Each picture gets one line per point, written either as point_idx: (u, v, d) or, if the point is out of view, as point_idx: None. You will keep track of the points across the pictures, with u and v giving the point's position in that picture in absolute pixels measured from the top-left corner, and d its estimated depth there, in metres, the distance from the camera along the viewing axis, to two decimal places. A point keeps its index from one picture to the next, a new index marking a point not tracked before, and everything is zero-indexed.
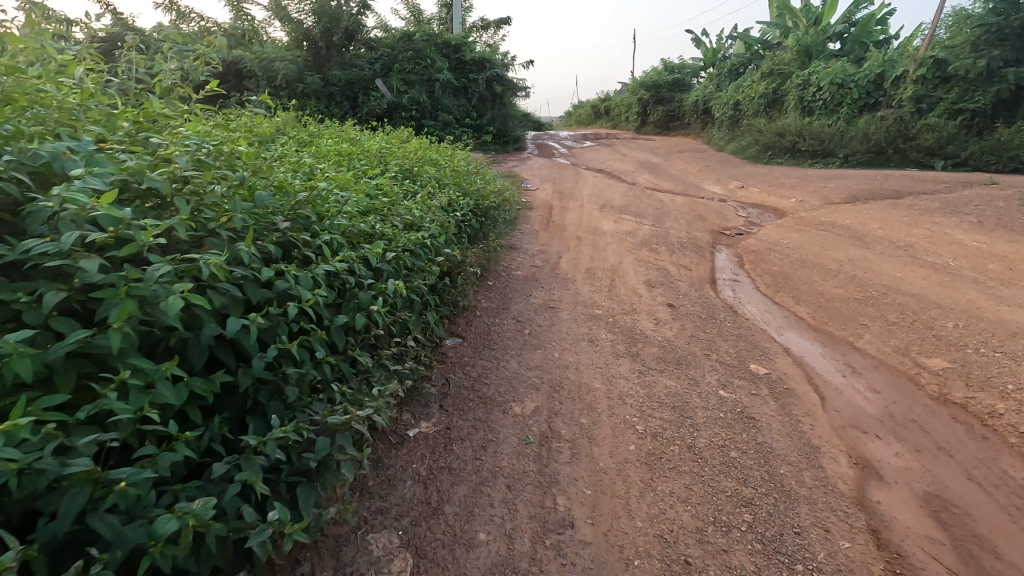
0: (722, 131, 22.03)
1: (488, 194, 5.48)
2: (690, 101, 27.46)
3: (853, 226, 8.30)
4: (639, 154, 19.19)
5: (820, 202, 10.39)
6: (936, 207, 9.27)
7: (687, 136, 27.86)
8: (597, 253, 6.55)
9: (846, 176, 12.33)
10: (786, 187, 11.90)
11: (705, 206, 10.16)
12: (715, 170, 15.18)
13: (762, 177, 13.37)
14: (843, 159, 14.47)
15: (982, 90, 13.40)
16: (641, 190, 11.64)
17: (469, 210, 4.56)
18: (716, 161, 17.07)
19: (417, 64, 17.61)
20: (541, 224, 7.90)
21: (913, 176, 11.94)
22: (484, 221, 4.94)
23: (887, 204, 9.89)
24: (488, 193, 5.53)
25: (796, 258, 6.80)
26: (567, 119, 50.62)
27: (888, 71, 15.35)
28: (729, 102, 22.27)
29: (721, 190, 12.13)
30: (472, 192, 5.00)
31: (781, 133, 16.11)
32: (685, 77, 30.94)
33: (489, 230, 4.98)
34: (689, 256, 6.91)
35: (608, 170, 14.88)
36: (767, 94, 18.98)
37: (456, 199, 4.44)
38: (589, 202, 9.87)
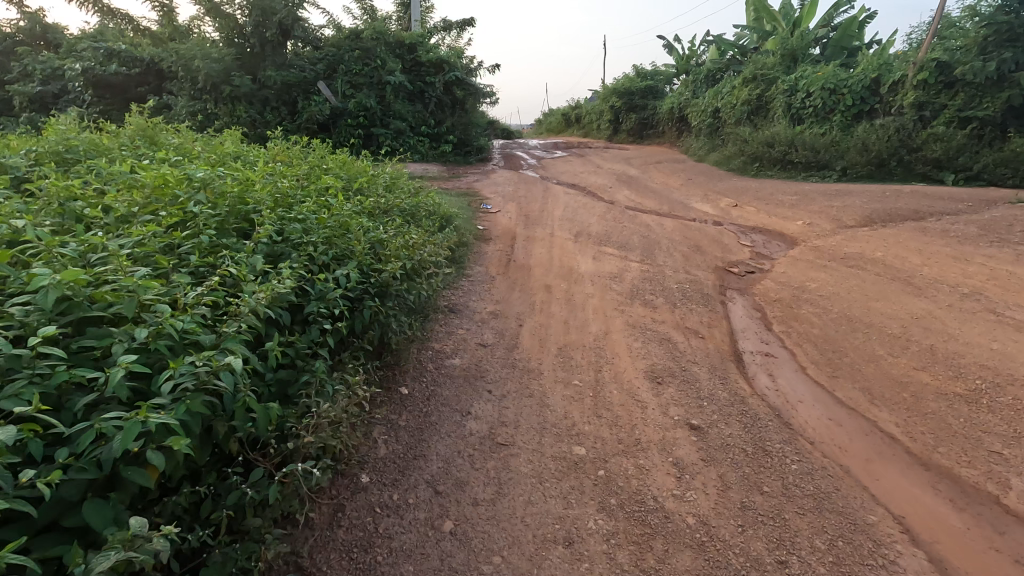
0: (701, 140, 20.66)
1: (406, 243, 3.62)
2: (665, 107, 26.08)
3: (887, 260, 6.70)
4: (615, 166, 17.57)
5: (832, 225, 8.83)
6: (974, 232, 7.77)
7: (663, 144, 26.52)
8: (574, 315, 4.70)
9: (850, 192, 10.84)
10: (786, 206, 10.36)
11: (699, 230, 8.51)
12: (701, 185, 13.65)
13: (754, 193, 11.88)
14: (840, 172, 13.10)
15: (991, 96, 12.10)
16: (621, 210, 9.95)
17: (342, 303, 2.78)
18: (700, 173, 15.58)
19: (366, 65, 15.62)
20: (499, 265, 6.04)
21: (927, 193, 10.55)
22: (384, 302, 3.11)
23: (912, 228, 8.38)
24: (413, 243, 3.68)
25: (837, 312, 5.09)
26: (537, 128, 49.25)
27: (884, 76, 14.03)
28: (708, 109, 20.88)
29: (712, 210, 10.52)
30: (364, 257, 3.14)
31: (769, 143, 14.69)
32: (659, 83, 29.65)
33: (395, 314, 3.16)
34: (696, 311, 5.13)
35: (582, 184, 13.21)
36: (750, 101, 17.59)
37: (314, 287, 2.68)
38: (560, 228, 8.08)
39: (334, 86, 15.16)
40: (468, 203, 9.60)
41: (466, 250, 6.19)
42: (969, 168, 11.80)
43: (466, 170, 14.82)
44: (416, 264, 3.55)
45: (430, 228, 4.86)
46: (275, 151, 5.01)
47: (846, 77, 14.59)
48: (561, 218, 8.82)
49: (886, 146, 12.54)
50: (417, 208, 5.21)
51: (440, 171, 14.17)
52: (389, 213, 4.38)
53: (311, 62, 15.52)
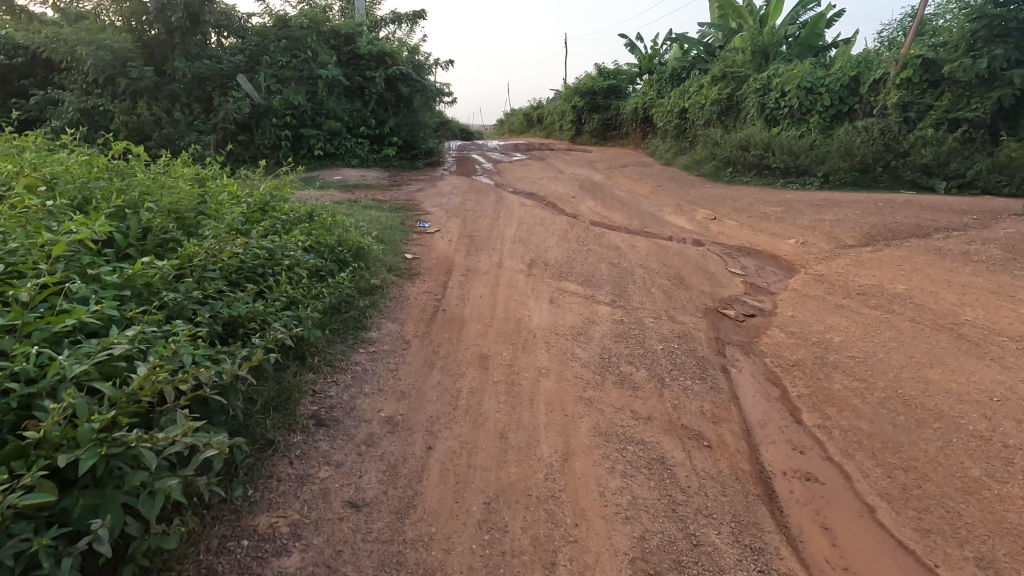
0: (668, 142, 19.50)
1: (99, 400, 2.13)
2: (629, 108, 24.93)
3: (913, 295, 5.39)
4: (579, 170, 16.15)
5: (830, 244, 7.56)
6: (998, 255, 6.57)
7: (627, 146, 25.36)
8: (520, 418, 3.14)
9: (840, 203, 9.67)
10: (771, 220, 9.09)
11: (678, 254, 7.09)
12: (672, 193, 12.35)
13: (732, 204, 10.63)
14: (822, 179, 12.01)
15: (980, 96, 11.17)
16: (586, 226, 8.47)
17: None
18: (669, 179, 14.32)
19: (294, 56, 13.67)
20: (420, 318, 4.42)
21: (922, 204, 9.47)
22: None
23: (923, 247, 7.16)
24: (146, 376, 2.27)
25: (884, 389, 3.68)
26: (499, 129, 47.79)
27: (863, 74, 13.02)
28: (675, 110, 19.74)
29: (689, 225, 9.15)
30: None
31: (744, 147, 13.52)
32: (623, 83, 28.52)
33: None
34: (692, 393, 3.64)
35: (542, 193, 11.71)
36: (720, 101, 16.43)
37: None
38: (510, 255, 6.51)
39: (256, 80, 13.18)
40: (401, 221, 7.94)
41: (376, 299, 4.57)
42: (961, 174, 10.79)
43: (411, 177, 13.13)
44: (102, 441, 2.02)
45: (287, 290, 3.40)
46: (59, 167, 3.53)
47: (823, 76, 13.54)
48: (513, 240, 7.27)
49: (871, 151, 11.45)
50: (280, 254, 3.72)
51: (381, 178, 12.46)
52: (186, 283, 2.92)
53: (231, 53, 13.53)
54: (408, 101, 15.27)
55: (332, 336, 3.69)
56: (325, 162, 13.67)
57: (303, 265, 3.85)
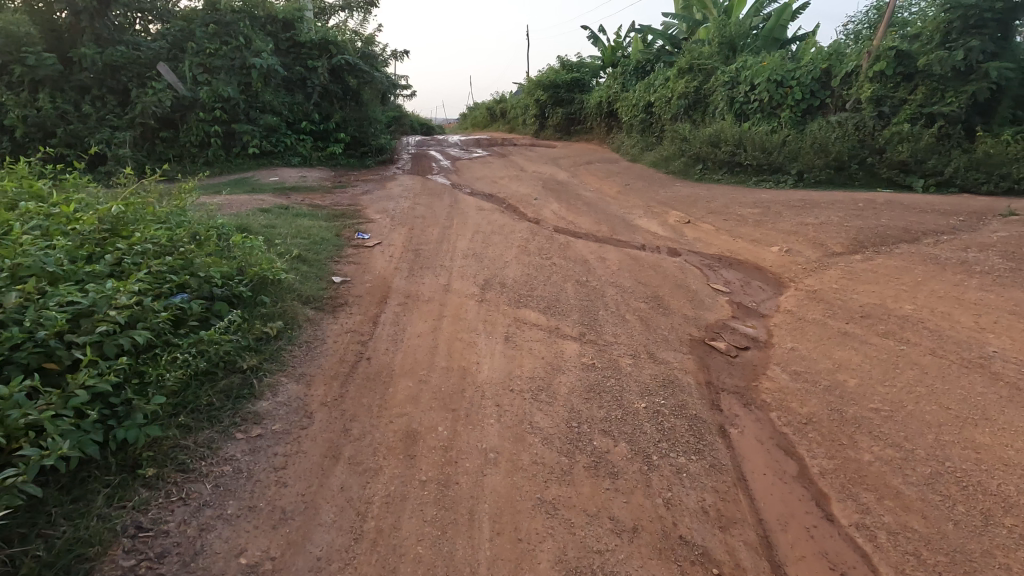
0: (634, 138, 18.84)
1: None
2: (594, 102, 24.19)
3: (924, 318, 4.69)
4: (542, 168, 15.28)
5: (816, 253, 6.89)
6: (999, 263, 6.00)
7: (592, 142, 24.65)
8: (453, 559, 2.25)
9: (819, 205, 9.09)
10: (748, 223, 8.41)
11: (653, 267, 6.26)
12: (641, 193, 11.60)
13: (706, 205, 9.95)
14: (796, 177, 11.43)
15: (954, 90, 10.78)
16: (550, 234, 7.59)
17: None
18: (637, 177, 13.59)
19: (225, 43, 12.20)
20: (335, 375, 3.43)
21: (904, 204, 8.97)
22: None
23: (917, 255, 6.55)
24: None
25: (926, 462, 2.90)
26: (462, 124, 46.62)
27: (835, 66, 12.52)
28: (640, 104, 19.09)
29: (663, 230, 8.37)
30: None
31: (714, 143, 12.88)
32: (586, 76, 27.79)
33: None
34: (689, 476, 2.76)
35: (503, 194, 10.78)
36: (688, 94, 15.79)
37: None
38: (461, 274, 5.55)
39: (180, 68, 11.75)
40: (336, 232, 6.87)
41: (276, 349, 3.57)
42: (939, 172, 10.35)
43: (360, 177, 11.99)
44: None
45: (93, 373, 2.47)
46: None
47: (793, 68, 12.99)
48: (466, 254, 6.30)
49: (846, 148, 10.92)
50: (103, 310, 2.77)
51: (325, 179, 11.29)
52: None
53: (152, 38, 12.05)
54: (356, 94, 14.07)
55: (184, 416, 2.82)
56: (264, 161, 12.38)
57: (141, 319, 2.93)
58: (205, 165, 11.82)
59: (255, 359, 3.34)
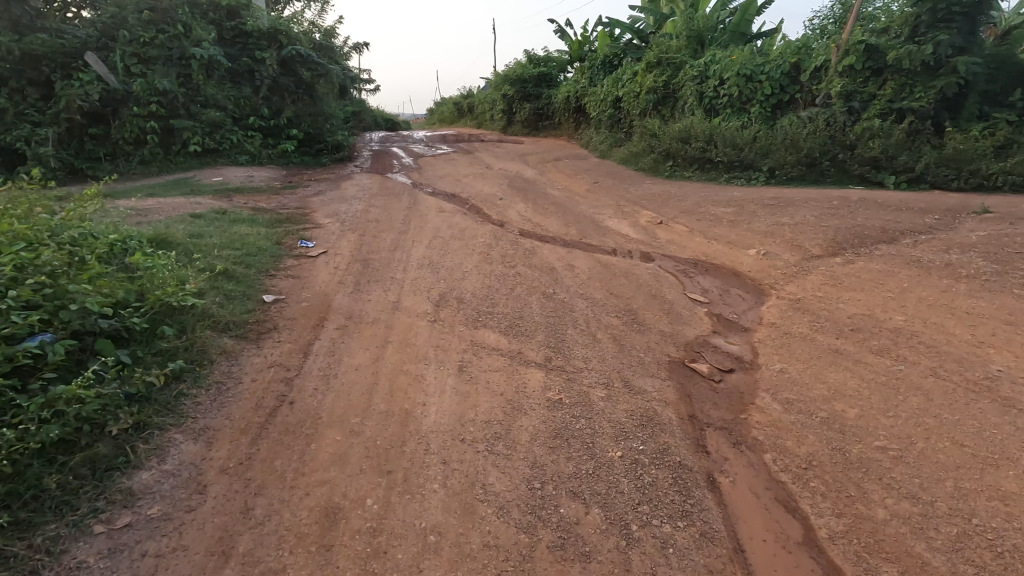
0: (603, 134, 18.47)
1: None
2: (562, 97, 23.82)
3: (917, 331, 4.32)
4: (509, 165, 14.72)
5: (795, 256, 6.53)
6: (984, 266, 5.72)
7: (561, 138, 24.25)
8: None
9: (793, 203, 8.81)
10: (723, 224, 8.04)
11: (626, 275, 5.78)
12: (610, 191, 11.18)
13: (677, 204, 9.57)
14: (768, 174, 11.20)
15: (923, 85, 10.66)
16: (515, 239, 7.05)
17: None
18: (606, 175, 13.18)
19: (162, 31, 11.22)
20: (245, 430, 2.86)
21: (878, 202, 8.77)
22: None
23: (898, 257, 6.25)
24: None
25: (950, 520, 2.47)
26: (428, 121, 45.74)
27: (804, 61, 12.31)
28: (609, 99, 18.71)
29: (634, 232, 7.92)
30: None
31: (685, 138, 12.55)
32: (554, 70, 27.31)
33: None
34: (677, 553, 2.28)
35: (466, 193, 10.18)
36: (656, 89, 15.45)
37: None
38: (413, 288, 4.95)
39: (111, 59, 10.71)
40: (276, 240, 6.17)
41: (171, 399, 2.98)
42: (909, 168, 10.20)
43: (314, 176, 11.23)
44: None
45: None
46: None
47: (762, 62, 12.73)
48: (421, 263, 5.70)
49: (817, 144, 10.69)
50: None
51: (274, 179, 10.49)
52: None
53: (79, 25, 10.98)
54: (311, 87, 13.28)
55: (13, 511, 2.20)
56: (208, 160, 11.48)
57: None
58: (142, 164, 10.87)
59: (135, 418, 2.74)
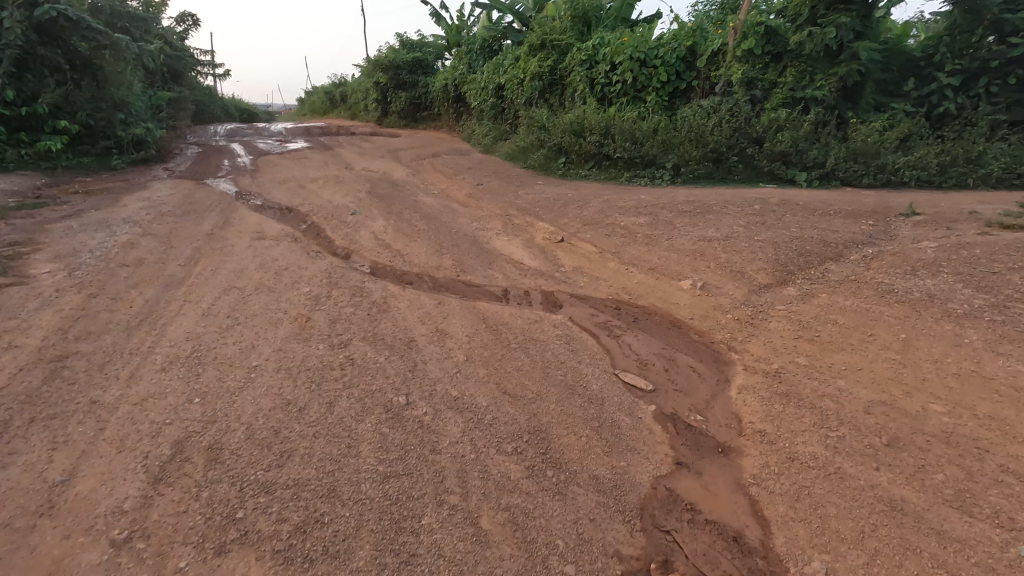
0: (486, 126, 16.55)
1: None
2: (439, 85, 21.65)
3: (983, 441, 2.74)
4: (376, 165, 12.23)
5: (740, 291, 4.94)
6: (973, 296, 4.47)
7: (441, 130, 22.03)
8: None
9: (711, 209, 7.44)
10: (637, 241, 6.34)
11: (524, 344, 3.76)
12: (496, 198, 9.22)
13: (576, 214, 7.83)
14: (672, 171, 9.87)
15: (823, 72, 9.87)
16: (360, 283, 4.78)
17: None
18: (489, 175, 11.24)
19: None
20: None
21: (800, 204, 7.68)
22: None
23: (863, 286, 4.87)
24: None
25: None
26: (296, 112, 41.26)
27: (700, 44, 11.20)
28: (490, 86, 16.80)
29: (531, 258, 5.97)
30: None
31: (578, 132, 10.99)
32: (430, 57, 24.94)
33: None
34: None
35: (308, 206, 7.64)
36: (542, 75, 13.75)
37: None
38: (121, 440, 2.54)
39: None
40: None
41: None
42: (819, 163, 9.26)
43: (90, 187, 8.06)
44: None
45: None
46: None
47: (656, 46, 11.45)
48: (173, 357, 3.26)
49: (723, 138, 9.50)
50: None
51: (10, 194, 7.21)
52: None
53: None
54: (93, 64, 9.76)
55: None
56: None
57: None
58: None
59: None
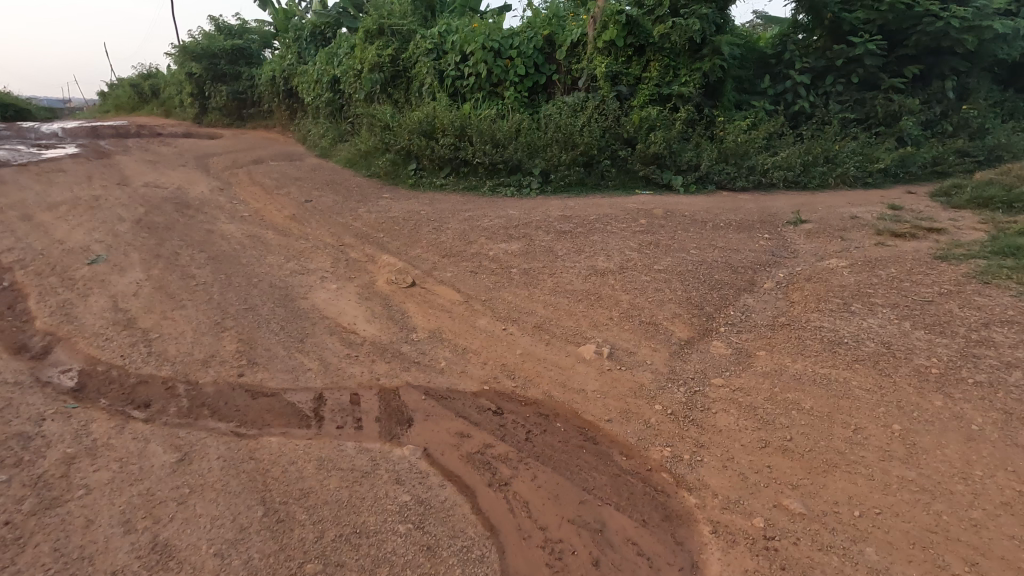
0: (321, 125, 14.10)
1: None
2: (266, 77, 18.51)
3: None
4: (169, 179, 9.38)
5: (659, 357, 3.60)
6: (932, 343, 3.56)
7: (273, 130, 18.89)
8: None
9: (594, 228, 6.19)
10: (513, 282, 4.81)
11: (335, 556, 2.00)
12: (328, 220, 7.17)
13: (433, 240, 6.13)
14: (540, 178, 8.58)
15: (686, 67, 9.22)
16: (36, 423, 2.64)
17: None
18: (321, 188, 9.06)
19: None
20: None
21: (686, 216, 6.75)
22: None
23: (802, 335, 3.79)
24: None
25: None
26: (93, 110, 34.22)
27: (557, 34, 10.09)
28: (324, 79, 14.38)
29: (367, 322, 4.14)
30: None
31: (429, 133, 9.30)
32: (254, 45, 21.45)
33: None
34: None
35: (19, 255, 5.02)
36: (383, 65, 11.77)
37: None
38: None
39: None
40: None
41: None
42: (694, 166, 8.54)
43: None
44: None
45: None
46: None
47: (510, 35, 10.13)
48: None
49: (593, 139, 8.41)
50: None
51: None
52: None
53: None
54: None
55: None
56: None
57: None
58: None
59: None
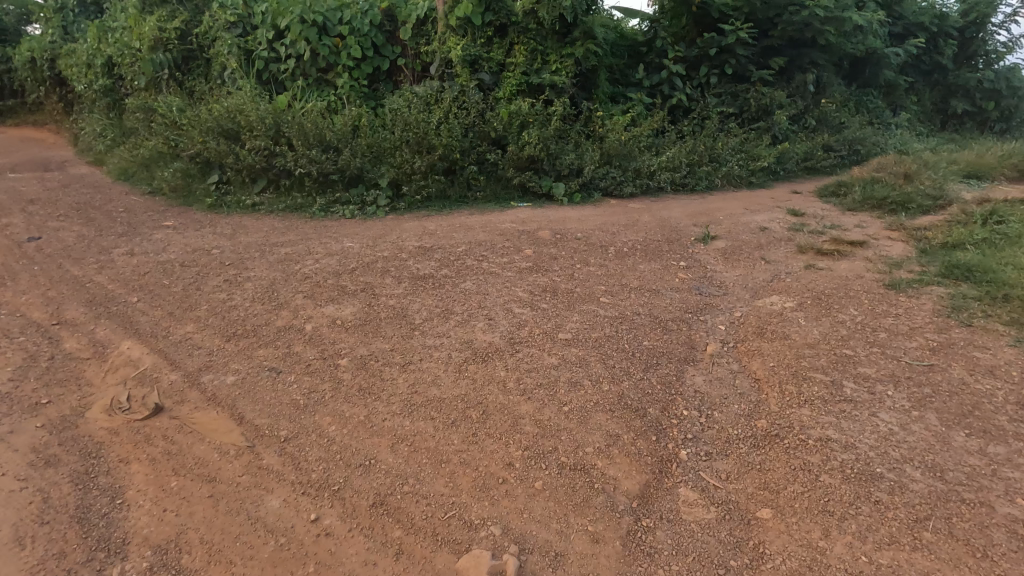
0: (94, 121, 10.64)
1: None
2: (21, 59, 14.01)
3: None
4: None
5: (608, 559, 2.00)
6: (992, 460, 2.36)
7: (39, 129, 14.41)
8: None
9: (467, 269, 4.44)
10: (341, 391, 2.89)
11: None
12: (54, 275, 4.61)
13: (219, 305, 3.95)
14: (390, 193, 6.66)
15: (556, 52, 7.80)
16: None
17: None
18: (66, 216, 6.24)
19: None
20: None
21: (581, 238, 5.27)
22: None
23: (811, 465, 2.38)
24: None
25: None
26: None
27: (398, 7, 8.12)
28: (94, 61, 10.90)
29: (3, 562, 1.98)
30: None
31: (233, 134, 6.89)
32: (8, 17, 16.36)
33: None
34: None
35: None
36: (167, 41, 8.87)
37: None
38: None
39: None
40: None
41: None
42: (576, 170, 7.16)
43: None
44: None
45: None
46: None
47: (338, 6, 7.95)
48: None
49: (453, 139, 6.63)
50: None
51: None
52: None
53: None
54: None
55: None
56: None
57: None
58: None
59: None
